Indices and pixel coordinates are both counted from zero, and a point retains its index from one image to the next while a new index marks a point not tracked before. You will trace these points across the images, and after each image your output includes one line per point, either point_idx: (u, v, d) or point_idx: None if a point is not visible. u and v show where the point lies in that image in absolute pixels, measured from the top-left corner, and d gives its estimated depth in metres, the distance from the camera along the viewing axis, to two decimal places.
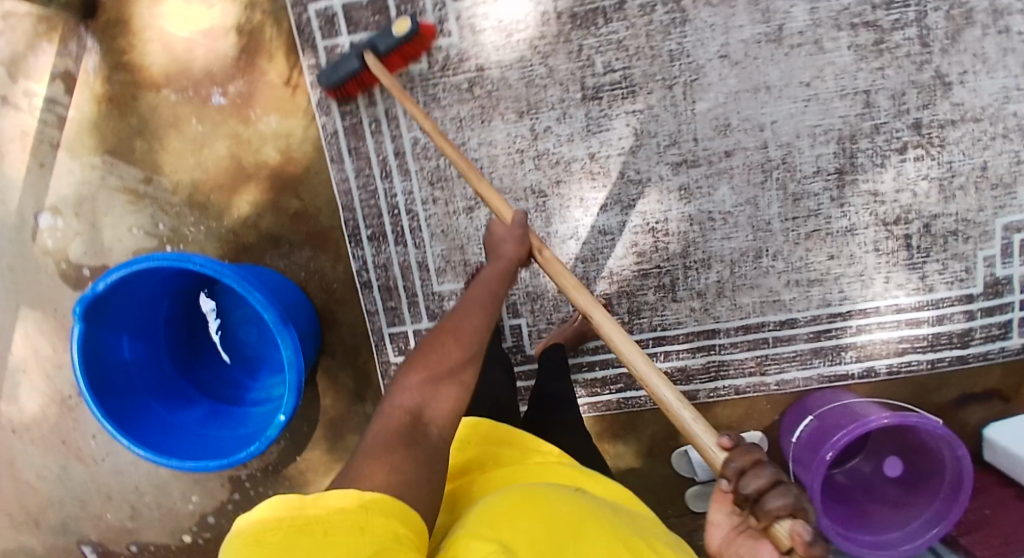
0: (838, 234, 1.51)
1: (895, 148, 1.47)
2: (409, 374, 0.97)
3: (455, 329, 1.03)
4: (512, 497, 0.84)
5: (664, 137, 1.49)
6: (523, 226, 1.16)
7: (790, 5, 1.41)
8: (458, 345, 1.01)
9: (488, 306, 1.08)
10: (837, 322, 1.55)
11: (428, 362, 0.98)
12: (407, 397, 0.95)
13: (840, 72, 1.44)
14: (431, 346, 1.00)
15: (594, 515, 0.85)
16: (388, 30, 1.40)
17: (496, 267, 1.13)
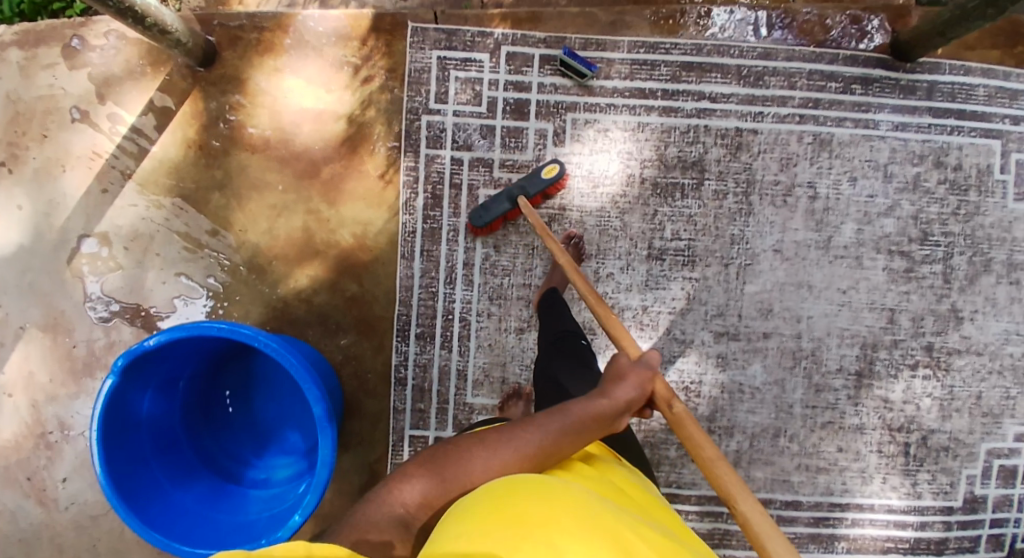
0: (849, 430, 1.65)
1: (908, 363, 1.64)
2: (426, 472, 0.99)
3: (502, 445, 1.01)
4: (491, 496, 0.88)
5: (712, 309, 1.62)
6: (655, 369, 1.20)
7: (840, 222, 1.61)
8: (497, 460, 1.00)
9: (560, 441, 1.03)
10: (835, 511, 1.66)
11: (453, 469, 0.99)
12: (410, 501, 0.97)
13: (873, 287, 1.62)
14: (471, 455, 1.00)
15: (578, 503, 0.86)
16: (538, 172, 1.54)
17: (601, 401, 1.10)
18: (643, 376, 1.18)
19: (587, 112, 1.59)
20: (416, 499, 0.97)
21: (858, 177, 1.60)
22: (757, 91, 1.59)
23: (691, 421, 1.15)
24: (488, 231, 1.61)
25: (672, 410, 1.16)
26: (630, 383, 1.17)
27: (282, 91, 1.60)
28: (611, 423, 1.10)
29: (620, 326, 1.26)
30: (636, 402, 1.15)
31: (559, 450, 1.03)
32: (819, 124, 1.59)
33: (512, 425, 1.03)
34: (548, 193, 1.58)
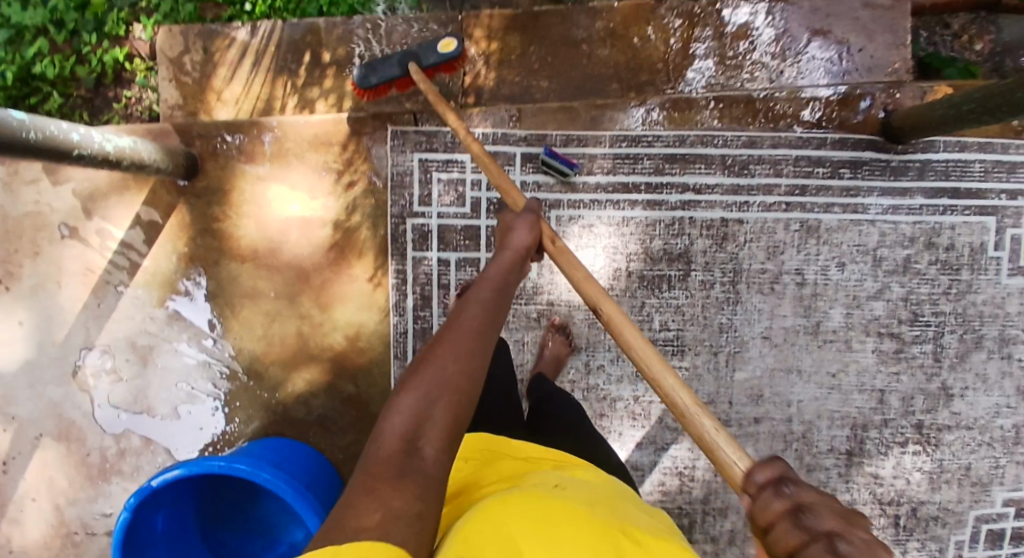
0: (840, 505, 1.67)
1: (898, 441, 1.66)
2: (407, 389, 0.91)
3: (455, 328, 0.96)
4: (474, 518, 0.85)
5: (703, 395, 1.64)
6: (537, 211, 1.20)
7: (829, 307, 1.61)
8: (461, 344, 0.95)
9: (494, 307, 1.01)
10: None
11: (427, 372, 0.92)
12: (402, 415, 0.89)
13: (863, 369, 1.63)
14: (432, 355, 0.93)
15: (561, 506, 0.87)
16: (433, 44, 1.47)
17: (506, 256, 1.11)
18: (528, 221, 1.17)
19: (569, 208, 1.61)
20: (410, 410, 0.89)
21: (848, 263, 1.60)
22: (741, 180, 1.60)
23: (588, 278, 1.13)
24: (371, 94, 1.53)
25: (556, 246, 1.17)
26: (521, 231, 1.16)
27: (265, 201, 1.62)
28: (517, 275, 1.11)
29: (506, 180, 1.26)
30: (530, 247, 1.15)
31: (497, 312, 1.01)
32: (806, 212, 1.60)
33: (452, 314, 0.99)
34: (443, 68, 1.51)
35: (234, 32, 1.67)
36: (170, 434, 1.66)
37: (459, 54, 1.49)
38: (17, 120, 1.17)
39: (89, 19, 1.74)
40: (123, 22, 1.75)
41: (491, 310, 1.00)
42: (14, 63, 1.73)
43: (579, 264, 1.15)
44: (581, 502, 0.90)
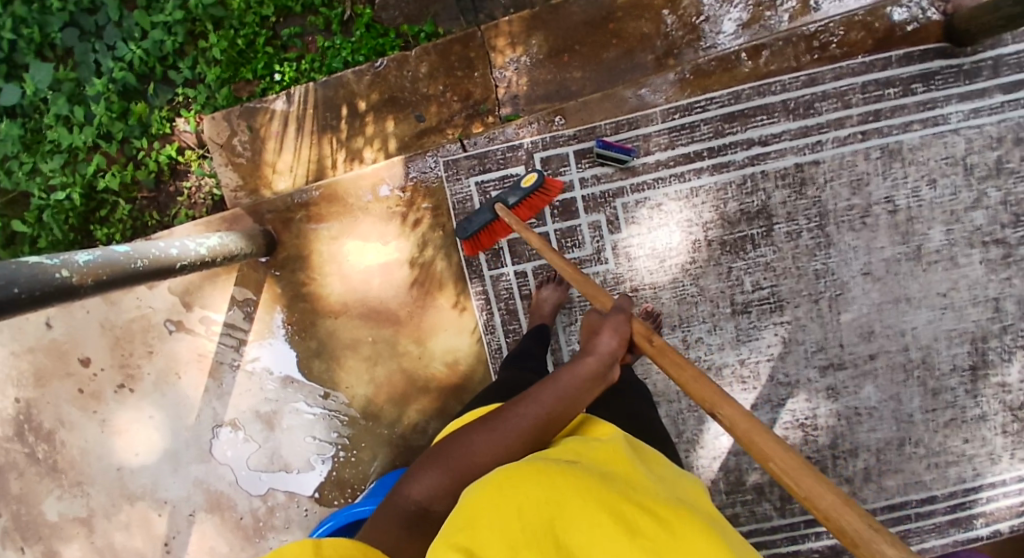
0: (972, 421, 1.63)
1: (1020, 345, 1.59)
2: (432, 465, 1.02)
3: (497, 426, 1.02)
4: (486, 488, 0.85)
5: (811, 345, 1.60)
6: (627, 311, 1.22)
7: (927, 228, 1.54)
8: (493, 444, 1.01)
9: (555, 407, 1.05)
10: (970, 495, 1.64)
11: (451, 455, 1.01)
12: (422, 489, 1.00)
13: (973, 282, 1.56)
14: (469, 442, 1.02)
15: (571, 482, 0.84)
16: (517, 183, 1.53)
17: (586, 361, 1.12)
18: (620, 325, 1.18)
19: (637, 193, 1.59)
20: (428, 487, 1.00)
21: (938, 178, 1.53)
22: (810, 120, 1.53)
23: (702, 379, 1.06)
24: (478, 248, 1.58)
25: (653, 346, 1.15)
26: (607, 334, 1.17)
27: (343, 255, 1.67)
28: (601, 381, 1.12)
29: (587, 281, 1.30)
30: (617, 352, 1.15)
31: (556, 419, 1.05)
32: (884, 136, 1.52)
33: (505, 408, 1.05)
34: (534, 204, 1.55)
35: (273, 104, 1.72)
36: (305, 482, 1.75)
37: (545, 187, 1.53)
38: (122, 254, 1.27)
39: (133, 124, 1.83)
40: (165, 118, 1.83)
41: (549, 407, 1.04)
42: (77, 184, 1.83)
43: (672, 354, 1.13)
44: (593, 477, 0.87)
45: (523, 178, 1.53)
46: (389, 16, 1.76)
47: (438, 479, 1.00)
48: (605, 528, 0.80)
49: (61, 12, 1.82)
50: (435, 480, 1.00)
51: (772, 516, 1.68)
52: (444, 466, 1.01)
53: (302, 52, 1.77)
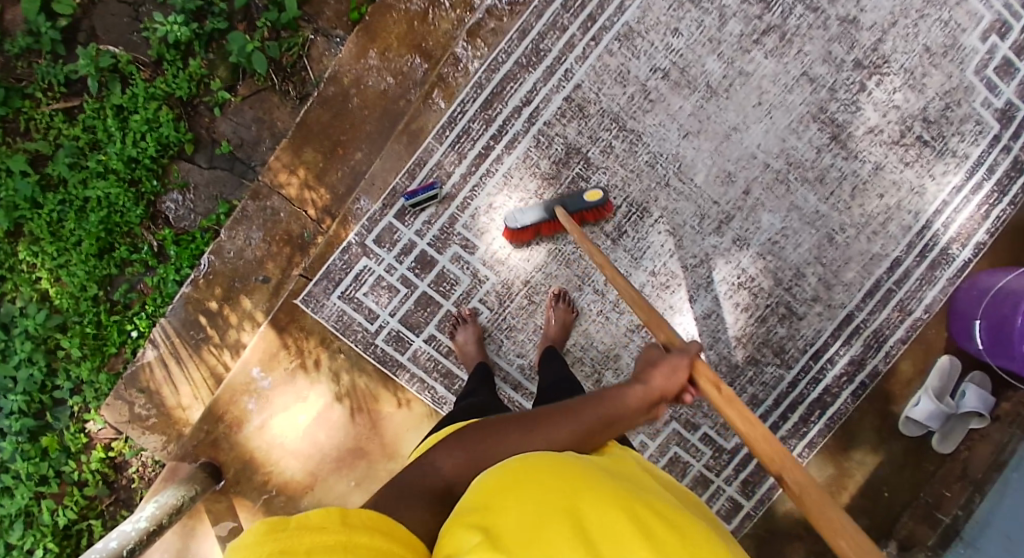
0: (872, 177, 1.65)
1: (857, 89, 1.62)
2: (462, 445, 0.95)
3: (542, 431, 0.96)
4: (506, 472, 0.81)
5: (692, 219, 1.64)
6: (694, 354, 1.13)
7: (701, 64, 1.60)
8: (531, 443, 0.95)
9: (600, 429, 0.99)
10: (926, 234, 1.66)
11: (482, 442, 0.95)
12: (452, 464, 0.92)
13: (774, 77, 1.61)
14: (502, 438, 0.95)
15: (587, 477, 0.81)
16: (579, 196, 1.58)
17: (637, 390, 1.06)
18: (679, 364, 1.11)
19: (466, 210, 1.63)
20: (454, 463, 0.93)
21: (677, 25, 1.60)
22: (547, 61, 1.61)
23: (737, 401, 1.04)
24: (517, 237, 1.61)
25: (721, 394, 1.06)
26: (665, 371, 1.10)
27: (277, 438, 1.66)
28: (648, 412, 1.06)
29: (645, 311, 1.25)
30: (670, 393, 1.09)
31: (597, 435, 0.99)
32: (611, 28, 1.60)
33: (549, 415, 0.99)
34: (587, 218, 1.61)
35: (146, 357, 1.77)
36: None
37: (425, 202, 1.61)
38: None
39: (57, 453, 1.83)
40: (77, 429, 1.85)
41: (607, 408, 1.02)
42: (48, 535, 1.80)
43: (743, 420, 1.01)
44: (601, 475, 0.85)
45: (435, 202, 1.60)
46: (188, 223, 1.85)
47: (467, 471, 0.92)
48: (621, 521, 0.75)
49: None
50: (463, 469, 0.92)
51: (783, 375, 1.68)
52: (478, 458, 0.93)
53: (142, 300, 1.85)
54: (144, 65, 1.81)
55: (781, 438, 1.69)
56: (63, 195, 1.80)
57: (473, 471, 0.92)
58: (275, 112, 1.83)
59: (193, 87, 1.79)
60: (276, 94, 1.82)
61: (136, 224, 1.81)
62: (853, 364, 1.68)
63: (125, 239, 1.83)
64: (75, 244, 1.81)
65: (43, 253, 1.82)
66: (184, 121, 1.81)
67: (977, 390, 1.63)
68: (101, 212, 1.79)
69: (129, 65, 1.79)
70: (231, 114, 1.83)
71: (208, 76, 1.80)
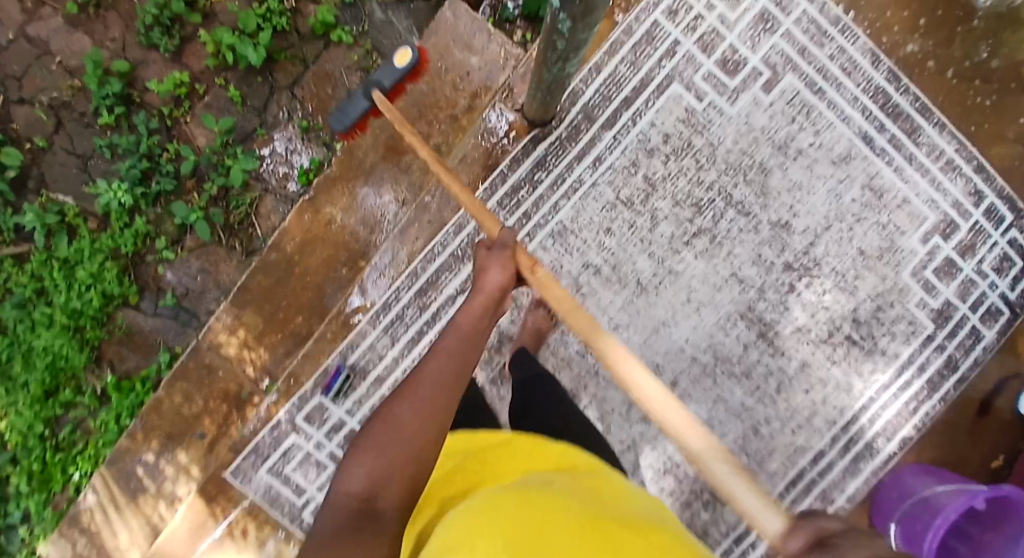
0: (798, 374, 1.64)
1: (786, 291, 1.61)
2: (362, 452, 0.88)
3: (414, 393, 0.92)
4: (470, 514, 0.80)
5: (620, 407, 1.65)
6: (511, 241, 1.10)
7: (631, 261, 1.60)
8: (422, 411, 0.90)
9: (457, 361, 0.96)
10: (851, 429, 1.65)
11: (380, 435, 0.89)
12: (358, 477, 0.86)
13: (702, 278, 1.61)
14: (393, 419, 0.90)
15: (553, 505, 0.81)
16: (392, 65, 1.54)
17: (478, 305, 1.03)
18: (505, 258, 1.07)
19: (397, 391, 1.64)
20: (365, 475, 0.86)
21: (609, 225, 1.60)
22: None
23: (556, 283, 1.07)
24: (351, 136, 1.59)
25: (536, 276, 1.08)
26: (494, 270, 1.07)
27: None
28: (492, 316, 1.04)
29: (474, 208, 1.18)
30: (503, 289, 1.06)
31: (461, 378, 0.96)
32: (544, 225, 1.60)
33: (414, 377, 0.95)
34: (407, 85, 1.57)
35: (87, 502, 1.81)
36: None
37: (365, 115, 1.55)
38: None
39: None
40: (27, 554, 1.85)
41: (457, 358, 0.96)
42: None
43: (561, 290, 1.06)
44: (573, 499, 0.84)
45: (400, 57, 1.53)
46: (131, 365, 1.88)
47: (367, 476, 0.86)
48: (596, 549, 0.75)
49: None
50: (363, 475, 0.86)
51: None
52: (378, 471, 0.86)
53: (86, 440, 1.88)
54: (93, 215, 1.84)
55: None
56: (11, 339, 1.83)
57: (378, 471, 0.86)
58: (221, 265, 1.83)
59: (137, 242, 1.80)
60: (223, 249, 1.82)
61: (80, 368, 1.84)
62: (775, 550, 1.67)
63: (71, 382, 1.86)
64: (23, 385, 1.84)
65: None
66: (131, 273, 1.83)
67: None
68: (45, 358, 1.82)
69: (76, 218, 1.82)
70: (177, 266, 1.84)
71: (154, 232, 1.81)
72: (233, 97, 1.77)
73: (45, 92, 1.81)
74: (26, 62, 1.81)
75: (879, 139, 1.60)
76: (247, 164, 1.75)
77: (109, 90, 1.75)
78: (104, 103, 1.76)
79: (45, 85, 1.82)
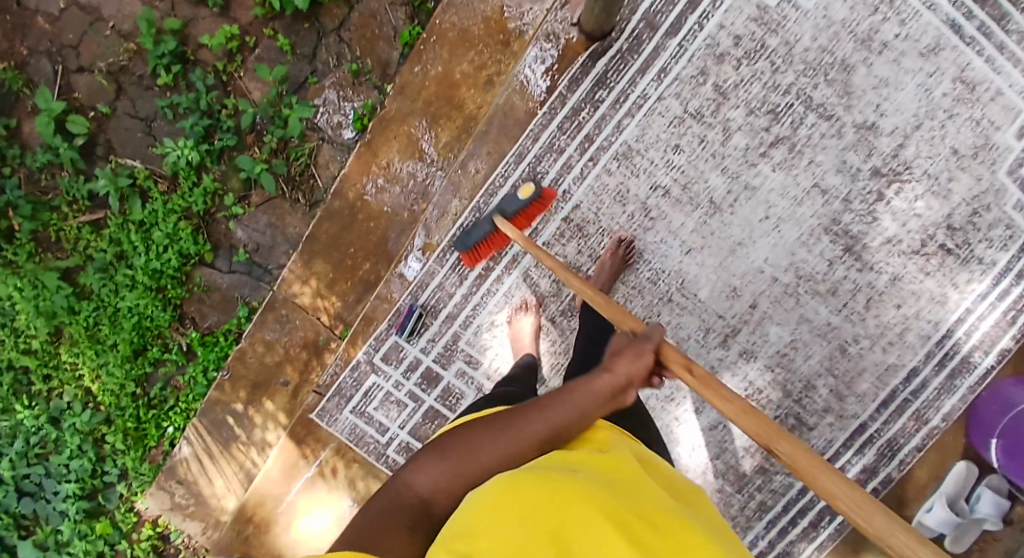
0: (888, 288, 1.56)
1: (874, 199, 1.53)
2: (435, 454, 0.89)
3: (509, 433, 0.89)
4: (496, 491, 0.77)
5: (697, 332, 1.61)
6: (656, 334, 1.09)
7: (705, 178, 1.55)
8: (504, 449, 0.88)
9: (567, 426, 0.92)
10: (947, 343, 1.57)
11: (456, 449, 0.88)
12: (426, 481, 0.86)
13: (782, 191, 1.54)
14: (476, 447, 0.88)
15: (581, 492, 0.76)
16: (514, 195, 1.52)
17: (602, 378, 0.99)
18: (643, 349, 1.05)
19: (470, 327, 1.65)
20: (430, 481, 0.86)
21: (679, 141, 1.55)
22: (544, 183, 1.58)
23: (716, 382, 1.00)
24: (478, 257, 1.56)
25: (695, 377, 1.01)
26: (628, 355, 1.04)
27: (302, 537, 1.78)
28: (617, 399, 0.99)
29: (576, 279, 1.26)
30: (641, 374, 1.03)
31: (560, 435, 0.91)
32: (610, 146, 1.56)
33: (520, 412, 0.92)
34: (532, 215, 1.53)
35: (183, 453, 1.93)
36: None
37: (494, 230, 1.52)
38: None
39: (111, 532, 1.98)
40: (127, 509, 1.98)
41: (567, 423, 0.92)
42: None
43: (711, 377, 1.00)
44: (600, 486, 0.79)
45: (520, 190, 1.52)
46: (211, 322, 1.93)
47: (433, 482, 0.86)
48: (617, 541, 0.71)
49: (7, 492, 1.95)
50: (429, 480, 0.86)
51: (792, 482, 1.62)
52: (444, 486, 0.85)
53: (176, 395, 1.95)
54: (161, 176, 1.87)
55: (789, 542, 1.63)
56: (96, 302, 1.89)
57: (443, 483, 0.85)
58: (287, 218, 1.85)
59: (207, 201, 1.83)
60: (287, 201, 1.83)
61: (165, 326, 1.90)
62: (866, 472, 1.61)
63: (157, 340, 1.92)
64: (112, 346, 1.91)
65: (84, 354, 1.92)
66: (203, 232, 1.87)
67: (991, 495, 1.59)
68: (131, 319, 1.89)
69: (146, 180, 1.86)
70: (246, 222, 1.86)
71: (221, 189, 1.83)
72: (283, 46, 1.77)
73: (102, 58, 1.85)
74: (81, 29, 1.85)
75: (969, 27, 1.48)
76: (303, 113, 1.74)
77: (164, 49, 1.77)
78: (161, 63, 1.78)
79: (102, 51, 1.85)
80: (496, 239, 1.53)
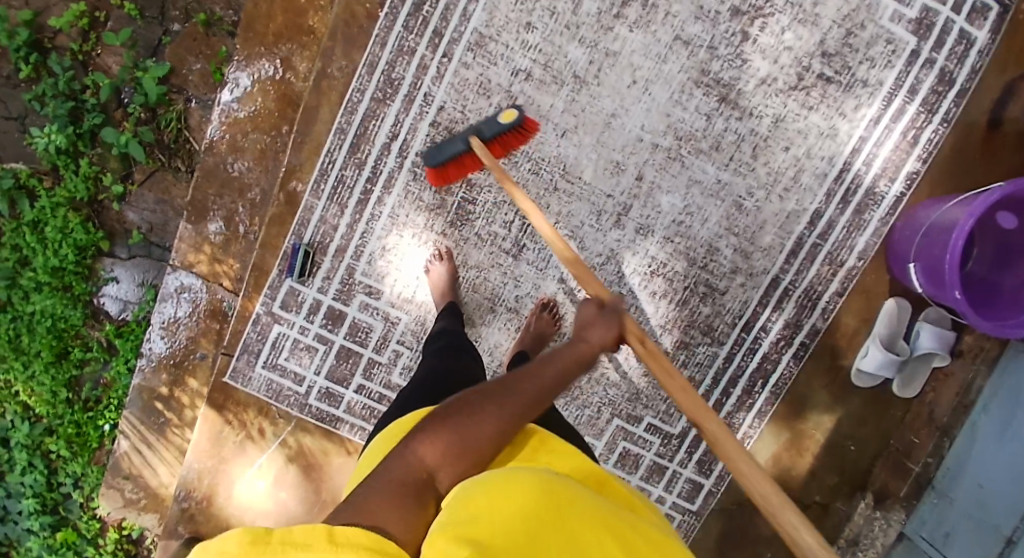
0: (775, 131, 1.49)
1: (740, 39, 1.46)
2: (437, 428, 0.88)
3: (504, 400, 0.91)
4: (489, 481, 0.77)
5: (590, 218, 1.53)
6: (621, 311, 1.08)
7: (563, 51, 1.49)
8: (500, 425, 0.90)
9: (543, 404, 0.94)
10: (846, 177, 1.50)
11: (457, 423, 0.88)
12: (430, 453, 0.85)
13: (645, 50, 1.48)
14: (475, 417, 0.89)
15: (578, 500, 0.78)
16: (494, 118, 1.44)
17: (573, 350, 1.01)
18: (612, 320, 1.06)
19: (362, 257, 1.61)
20: (434, 452, 0.86)
21: (529, 18, 1.48)
22: (403, 89, 1.52)
23: (668, 365, 1.02)
24: (444, 177, 1.50)
25: (645, 347, 1.05)
26: (598, 328, 1.05)
27: (246, 504, 1.73)
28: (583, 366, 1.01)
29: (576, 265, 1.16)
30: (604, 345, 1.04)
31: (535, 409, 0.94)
32: (460, 39, 1.49)
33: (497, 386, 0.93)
34: (510, 143, 1.47)
35: (121, 447, 1.85)
36: None
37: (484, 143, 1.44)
38: None
39: (77, 541, 1.92)
40: (89, 517, 1.92)
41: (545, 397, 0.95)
42: None
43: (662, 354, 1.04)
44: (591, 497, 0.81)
45: (502, 114, 1.45)
46: (127, 313, 1.91)
47: (439, 456, 0.85)
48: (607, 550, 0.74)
49: None
50: (435, 454, 0.85)
51: (717, 352, 1.57)
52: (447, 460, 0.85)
53: (108, 393, 1.91)
54: (45, 173, 1.84)
55: (728, 415, 1.59)
56: (11, 313, 1.83)
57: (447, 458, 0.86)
58: (173, 189, 1.84)
59: (89, 187, 1.81)
60: (169, 171, 1.83)
61: (80, 325, 1.86)
62: (791, 326, 1.55)
63: (76, 340, 1.88)
64: (36, 354, 1.85)
65: (12, 369, 1.85)
66: (95, 220, 1.84)
67: (930, 328, 1.53)
68: (45, 323, 1.84)
69: (30, 178, 1.82)
70: (134, 202, 1.85)
71: (101, 171, 1.81)
72: (130, 12, 1.75)
73: None
74: None
75: None
76: (159, 73, 1.72)
77: (19, 41, 1.73)
78: (19, 57, 1.75)
79: None
80: (466, 161, 1.47)
